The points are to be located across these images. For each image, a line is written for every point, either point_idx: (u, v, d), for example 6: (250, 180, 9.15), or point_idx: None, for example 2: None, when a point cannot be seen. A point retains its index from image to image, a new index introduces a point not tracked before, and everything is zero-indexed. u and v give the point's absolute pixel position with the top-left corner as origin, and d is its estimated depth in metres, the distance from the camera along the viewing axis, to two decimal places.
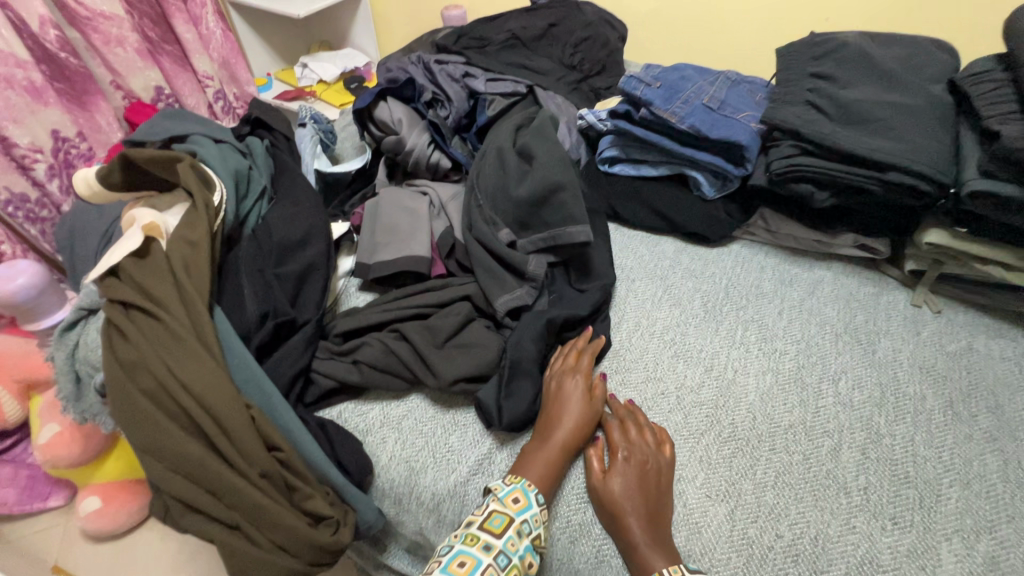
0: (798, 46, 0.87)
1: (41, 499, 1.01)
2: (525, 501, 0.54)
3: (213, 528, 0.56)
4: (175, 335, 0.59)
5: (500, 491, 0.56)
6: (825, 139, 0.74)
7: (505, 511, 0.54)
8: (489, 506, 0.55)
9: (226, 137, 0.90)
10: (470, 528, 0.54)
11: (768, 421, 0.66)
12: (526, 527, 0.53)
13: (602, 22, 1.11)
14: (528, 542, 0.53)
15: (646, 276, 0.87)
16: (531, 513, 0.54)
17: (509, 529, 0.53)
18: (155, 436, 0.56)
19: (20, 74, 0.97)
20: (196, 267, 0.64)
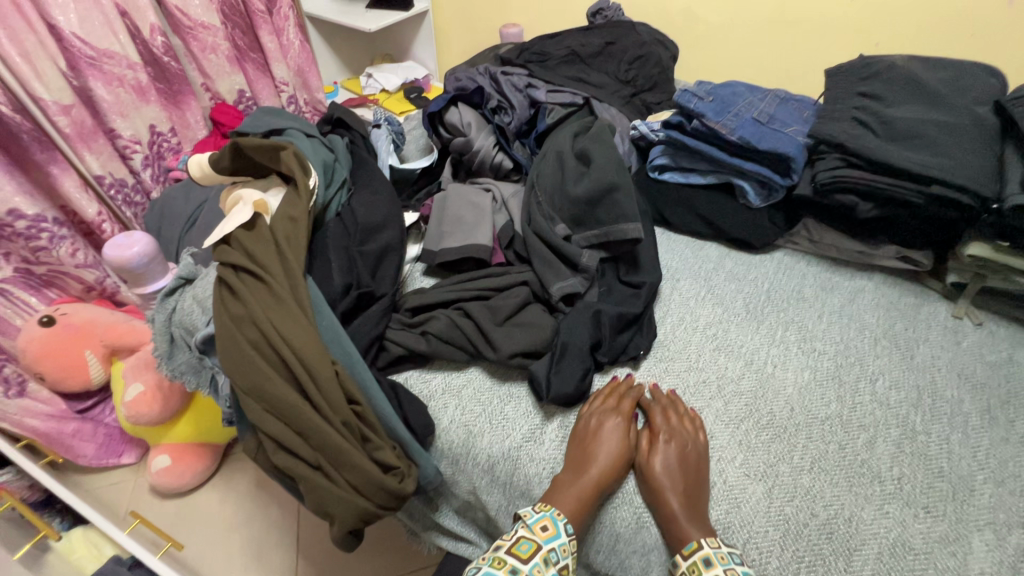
0: (847, 67, 0.90)
1: (116, 456, 1.32)
2: (553, 529, 0.58)
3: (298, 464, 0.65)
4: (278, 297, 0.70)
5: (529, 518, 0.60)
6: (870, 153, 0.76)
7: (533, 538, 0.58)
8: (517, 532, 0.59)
9: (312, 131, 0.99)
10: (498, 552, 0.58)
11: (805, 412, 0.70)
12: (554, 557, 0.57)
13: (656, 44, 1.23)
14: (554, 570, 0.57)
15: (691, 276, 0.91)
16: (558, 542, 0.58)
17: (537, 557, 0.57)
18: (258, 378, 0.66)
19: (130, 76, 1.27)
20: (295, 241, 0.75)
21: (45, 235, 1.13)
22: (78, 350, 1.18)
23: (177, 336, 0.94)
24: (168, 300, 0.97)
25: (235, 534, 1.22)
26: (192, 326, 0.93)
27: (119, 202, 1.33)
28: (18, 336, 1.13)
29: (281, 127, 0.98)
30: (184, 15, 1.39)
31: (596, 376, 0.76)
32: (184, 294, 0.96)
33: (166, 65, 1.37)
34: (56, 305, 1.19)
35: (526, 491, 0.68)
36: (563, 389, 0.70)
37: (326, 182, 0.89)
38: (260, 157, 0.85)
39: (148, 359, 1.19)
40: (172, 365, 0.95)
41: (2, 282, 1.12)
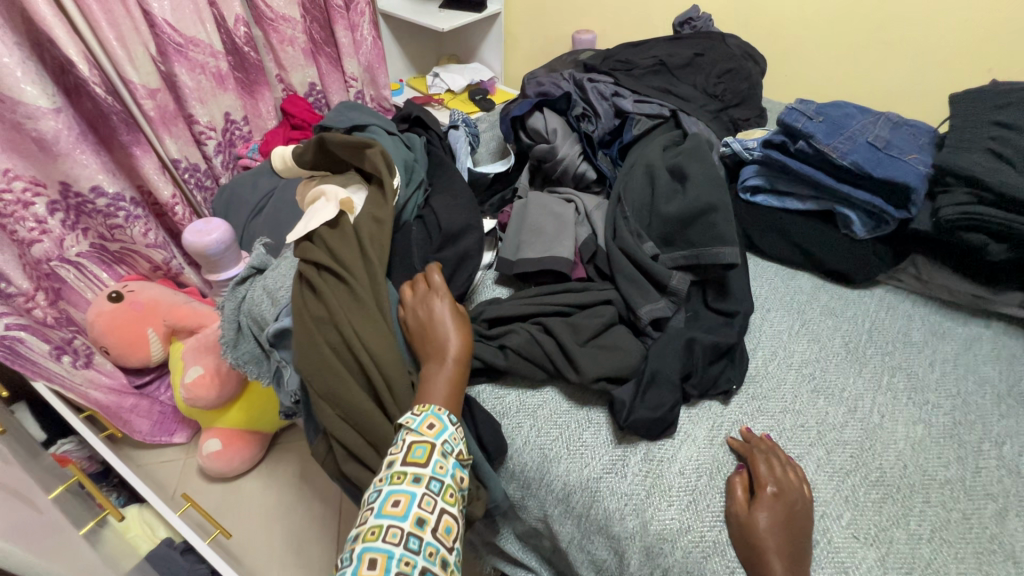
0: (976, 93, 0.83)
1: (168, 434, 1.34)
2: (441, 424, 0.58)
3: (369, 476, 0.63)
4: (360, 300, 0.68)
5: (413, 422, 0.57)
6: (1010, 189, 0.69)
7: (425, 440, 0.56)
8: (405, 440, 0.56)
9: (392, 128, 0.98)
10: (394, 467, 0.55)
11: (921, 472, 0.63)
12: (450, 446, 0.57)
13: (746, 57, 1.16)
14: (454, 459, 0.57)
15: (783, 307, 0.85)
16: (448, 432, 0.58)
17: (434, 454, 0.56)
18: (336, 382, 0.64)
19: (212, 64, 1.30)
20: (379, 243, 0.74)
21: (122, 214, 1.15)
22: (141, 328, 1.20)
23: (244, 325, 0.95)
24: (238, 288, 0.97)
25: (278, 525, 1.22)
26: (260, 317, 0.92)
27: (191, 186, 1.36)
28: (88, 310, 1.17)
29: (364, 123, 0.97)
30: (268, 7, 1.42)
31: (683, 408, 0.71)
32: (254, 283, 0.96)
33: (245, 55, 1.39)
34: (124, 282, 1.22)
35: (604, 527, 0.63)
36: (648, 421, 0.65)
37: (405, 181, 0.87)
38: (344, 152, 0.83)
39: (209, 342, 1.19)
40: (237, 354, 0.95)
41: (79, 256, 1.15)
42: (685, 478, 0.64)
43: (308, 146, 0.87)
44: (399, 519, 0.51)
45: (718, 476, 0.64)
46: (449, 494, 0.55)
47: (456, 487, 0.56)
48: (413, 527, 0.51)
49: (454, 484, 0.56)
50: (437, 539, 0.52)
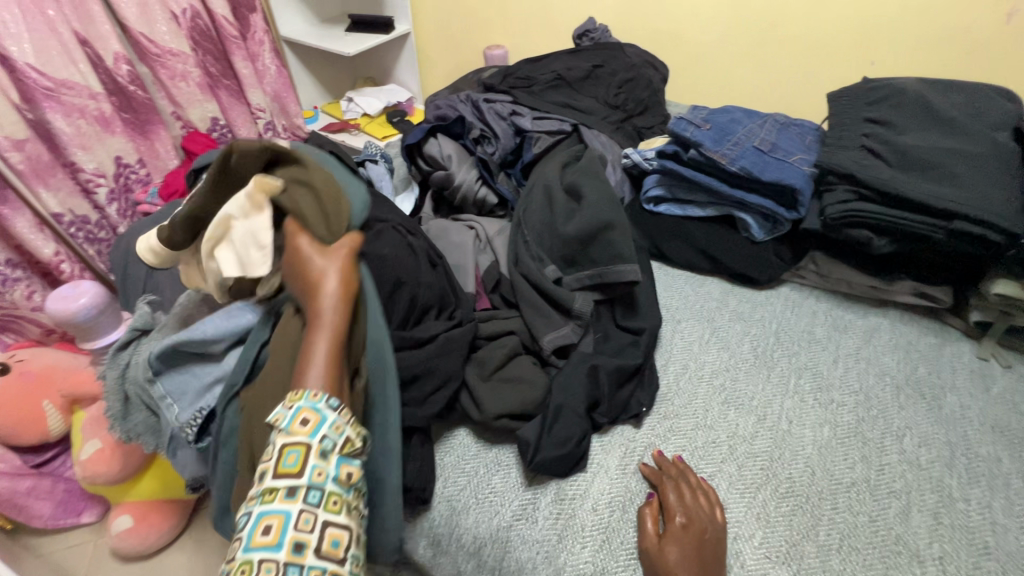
0: (850, 91, 0.85)
1: (75, 514, 1.22)
2: (316, 418, 0.50)
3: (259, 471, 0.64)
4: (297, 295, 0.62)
5: (282, 422, 0.50)
6: (885, 185, 0.70)
7: (299, 442, 0.49)
8: (276, 446, 0.49)
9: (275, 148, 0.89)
10: (265, 481, 0.48)
11: (828, 477, 0.63)
12: (329, 444, 0.50)
13: (645, 65, 1.17)
14: (337, 456, 0.50)
15: (693, 316, 0.84)
16: (327, 424, 0.50)
17: (309, 459, 0.48)
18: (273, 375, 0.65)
19: (93, 106, 1.20)
20: (334, 215, 0.65)
21: None
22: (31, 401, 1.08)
23: (132, 396, 0.86)
24: (121, 354, 0.87)
25: None
26: (148, 384, 0.84)
27: (80, 239, 1.27)
28: None
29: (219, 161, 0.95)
30: (151, 42, 1.32)
31: (594, 436, 0.69)
32: (139, 346, 0.87)
33: (132, 95, 1.29)
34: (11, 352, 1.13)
35: None
36: (556, 460, 0.62)
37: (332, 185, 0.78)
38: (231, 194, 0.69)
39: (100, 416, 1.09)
40: (125, 427, 0.87)
41: None
42: (598, 515, 0.61)
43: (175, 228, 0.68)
44: (273, 549, 0.46)
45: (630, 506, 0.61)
46: (332, 502, 0.49)
47: (343, 489, 0.50)
48: (291, 555, 0.46)
49: (340, 489, 0.50)
50: (322, 557, 0.47)
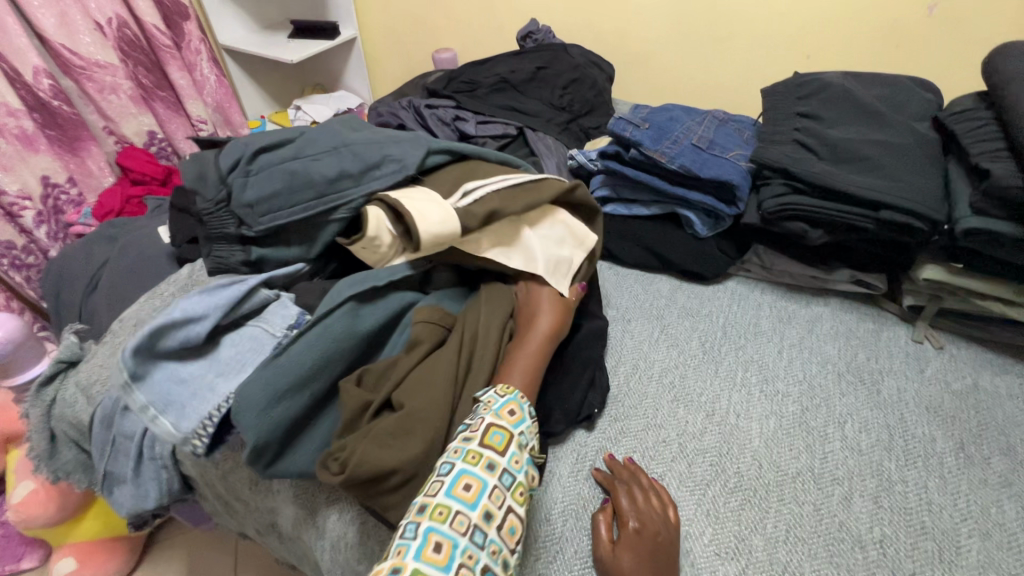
0: (783, 86, 0.87)
1: (14, 561, 1.16)
2: (520, 413, 0.56)
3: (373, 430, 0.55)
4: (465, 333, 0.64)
5: (494, 405, 0.55)
6: (816, 178, 0.71)
7: (504, 427, 0.54)
8: (450, 469, 0.49)
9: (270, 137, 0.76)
10: (470, 444, 0.51)
11: (775, 468, 0.63)
12: (526, 440, 0.54)
13: (589, 65, 1.17)
14: (525, 456, 0.54)
15: (642, 315, 0.84)
16: (486, 493, 0.49)
17: (512, 444, 0.53)
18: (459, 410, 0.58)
19: (12, 123, 1.15)
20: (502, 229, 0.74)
21: None
22: None
23: (59, 433, 0.81)
24: (45, 389, 0.81)
25: None
26: (78, 420, 0.80)
27: (7, 266, 1.21)
28: None
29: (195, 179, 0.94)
30: (74, 54, 1.25)
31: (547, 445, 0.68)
32: (67, 380, 0.82)
33: (56, 110, 1.23)
34: None
35: None
36: None
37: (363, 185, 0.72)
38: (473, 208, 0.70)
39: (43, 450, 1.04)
40: (56, 465, 0.82)
41: None
42: (551, 526, 0.60)
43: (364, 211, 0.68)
44: (468, 505, 0.48)
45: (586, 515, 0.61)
46: (518, 492, 0.51)
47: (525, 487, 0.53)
48: (481, 520, 0.48)
49: (525, 484, 0.52)
50: (501, 536, 0.48)
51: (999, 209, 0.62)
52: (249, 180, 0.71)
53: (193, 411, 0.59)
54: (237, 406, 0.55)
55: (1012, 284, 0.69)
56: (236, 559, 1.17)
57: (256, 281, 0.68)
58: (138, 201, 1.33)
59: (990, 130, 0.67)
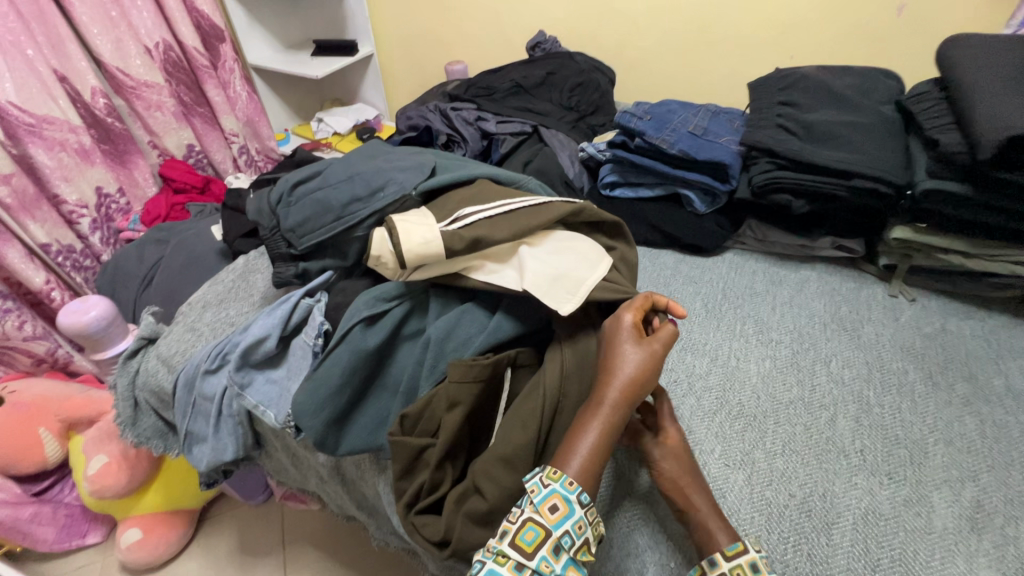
0: (766, 80, 0.99)
1: (79, 537, 1.25)
2: (565, 509, 0.53)
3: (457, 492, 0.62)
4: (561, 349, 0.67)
5: (536, 497, 0.54)
6: (797, 155, 0.83)
7: (541, 524, 0.53)
8: (524, 514, 0.54)
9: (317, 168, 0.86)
10: (502, 542, 0.53)
11: (771, 399, 0.74)
12: (569, 541, 0.52)
13: (593, 70, 1.30)
14: (568, 555, 0.52)
15: (652, 284, 0.96)
16: (571, 520, 0.53)
17: (547, 547, 0.52)
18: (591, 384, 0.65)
19: (73, 139, 1.25)
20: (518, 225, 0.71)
21: None
22: (30, 429, 1.17)
23: (142, 400, 0.92)
24: (130, 361, 0.94)
25: None
26: (159, 388, 0.90)
27: (67, 268, 1.30)
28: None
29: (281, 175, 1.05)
30: (126, 75, 1.36)
31: None
32: (148, 354, 0.94)
33: (109, 126, 1.35)
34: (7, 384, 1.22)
35: None
36: None
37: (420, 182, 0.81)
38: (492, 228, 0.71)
39: (111, 430, 1.14)
40: (138, 430, 0.93)
41: None
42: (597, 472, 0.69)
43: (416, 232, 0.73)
44: None
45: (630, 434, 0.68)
46: None
47: None
48: None
49: None
50: None
51: (948, 171, 0.74)
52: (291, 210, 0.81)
53: (274, 397, 0.79)
54: (310, 394, 0.68)
55: (971, 239, 0.79)
56: (283, 529, 1.27)
57: (297, 296, 0.82)
58: (182, 208, 1.46)
59: (942, 109, 0.78)
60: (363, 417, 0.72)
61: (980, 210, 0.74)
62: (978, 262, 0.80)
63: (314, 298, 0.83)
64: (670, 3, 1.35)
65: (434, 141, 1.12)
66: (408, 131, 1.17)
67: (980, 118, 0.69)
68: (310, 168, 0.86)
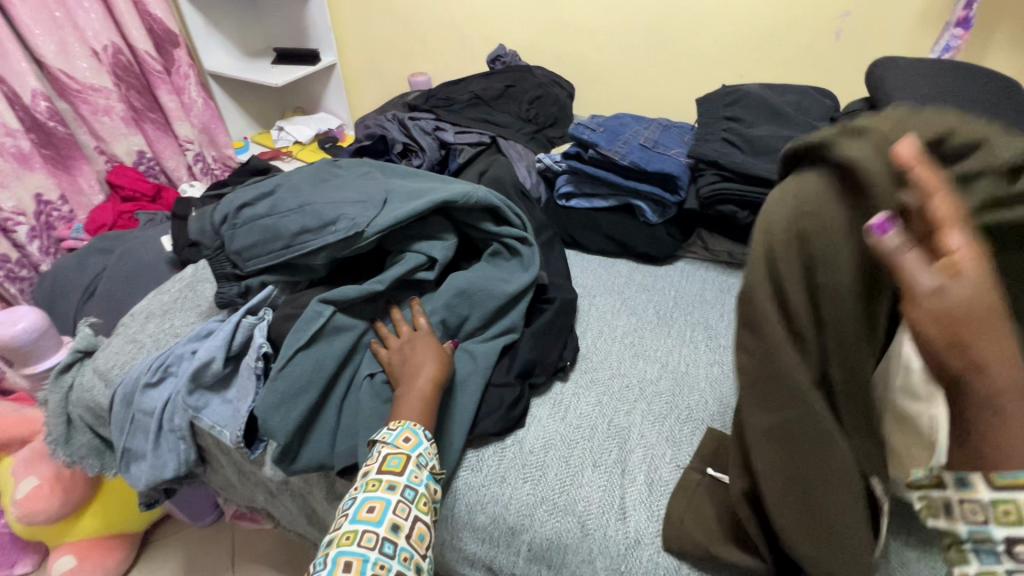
0: (713, 96, 1.03)
1: (7, 567, 1.16)
2: (416, 437, 0.62)
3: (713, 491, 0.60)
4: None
5: (389, 437, 0.61)
6: (739, 167, 0.87)
7: (400, 452, 0.60)
8: (381, 453, 0.60)
9: (271, 186, 0.83)
10: (370, 475, 0.59)
11: (719, 403, 0.76)
12: (425, 458, 0.61)
13: (551, 84, 1.32)
14: (427, 472, 0.61)
15: (606, 291, 0.97)
16: (423, 446, 0.62)
17: (410, 464, 0.60)
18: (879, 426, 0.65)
19: (10, 143, 1.20)
20: None
21: None
22: None
23: (76, 417, 0.88)
24: (64, 376, 0.89)
25: None
26: (95, 404, 0.86)
27: (1, 278, 1.25)
28: None
29: (220, 192, 1.03)
30: (71, 78, 1.31)
31: (534, 400, 0.78)
32: (83, 368, 0.89)
33: (52, 130, 1.28)
34: None
35: (472, 522, 0.68)
36: (499, 420, 0.72)
37: (381, 206, 0.78)
38: None
39: (44, 449, 1.08)
40: (71, 450, 0.88)
41: None
42: None
43: None
44: (374, 523, 0.55)
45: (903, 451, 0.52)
46: (423, 502, 0.59)
47: (429, 498, 0.60)
48: (388, 532, 0.55)
49: (428, 494, 0.60)
50: (411, 544, 0.56)
51: None
52: (237, 231, 0.79)
53: (228, 416, 0.77)
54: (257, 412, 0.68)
55: None
56: (234, 552, 1.22)
57: (238, 315, 0.79)
58: (130, 216, 1.40)
59: None
60: (312, 434, 0.70)
61: None
62: None
63: (257, 316, 0.80)
64: (626, 22, 1.40)
65: (391, 149, 1.12)
66: (365, 139, 1.16)
67: None
68: (266, 189, 0.82)
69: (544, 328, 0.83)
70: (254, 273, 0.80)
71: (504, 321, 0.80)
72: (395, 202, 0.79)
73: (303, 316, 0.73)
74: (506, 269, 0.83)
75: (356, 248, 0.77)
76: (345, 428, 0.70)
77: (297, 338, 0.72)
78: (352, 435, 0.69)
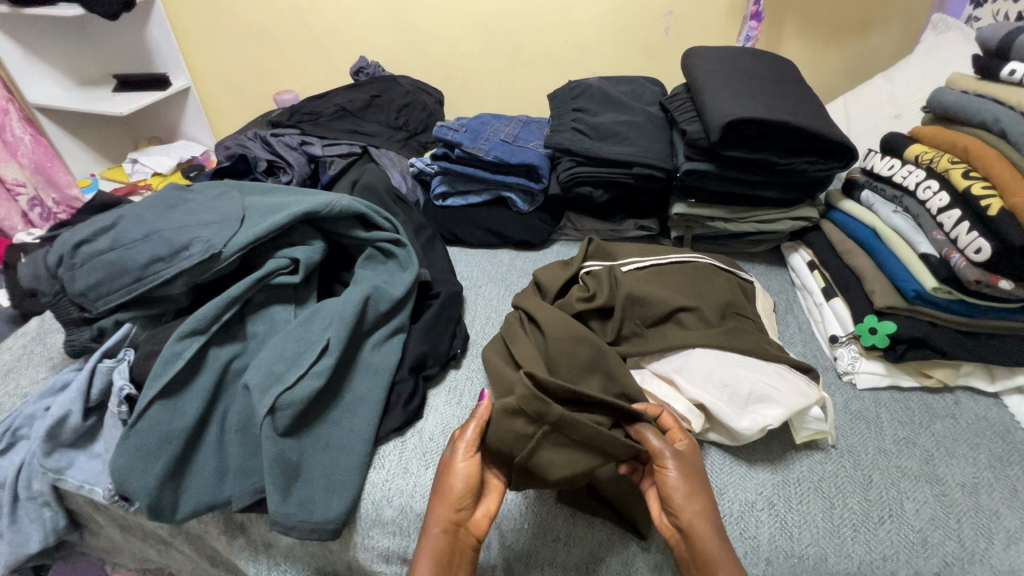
0: (562, 91, 1.12)
1: None
2: None
3: None
4: (760, 323, 0.81)
5: None
6: (588, 151, 0.96)
7: None
8: None
9: (109, 217, 0.76)
10: None
11: None
12: None
13: (418, 92, 1.36)
14: None
15: (490, 281, 1.03)
16: None
17: None
18: (767, 360, 0.73)
19: None
20: (665, 273, 0.85)
21: None
22: None
23: None
24: None
25: None
26: None
27: None
28: None
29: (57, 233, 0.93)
30: None
31: (431, 390, 0.81)
32: None
33: None
34: None
35: (380, 519, 0.69)
36: (399, 416, 0.74)
37: (240, 226, 0.77)
38: (638, 278, 0.84)
39: None
40: None
41: None
42: (736, 502, 0.66)
43: (603, 290, 0.80)
44: None
45: (740, 417, 0.66)
46: None
47: None
48: None
49: None
50: None
51: (699, 155, 0.91)
52: (71, 269, 0.72)
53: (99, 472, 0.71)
54: (126, 456, 0.63)
55: (727, 208, 0.98)
56: None
57: (93, 360, 0.72)
58: None
59: (688, 106, 0.97)
60: (195, 469, 0.67)
61: (725, 183, 0.92)
62: (736, 225, 0.98)
63: (115, 359, 0.73)
64: (482, 27, 1.47)
65: (254, 168, 1.09)
66: (226, 160, 1.12)
67: (709, 110, 0.86)
68: (104, 222, 0.75)
69: (433, 321, 0.85)
70: (105, 313, 0.74)
71: (393, 322, 0.81)
72: (253, 220, 0.78)
73: (159, 359, 0.68)
74: (384, 271, 0.85)
75: (215, 270, 0.75)
76: (231, 452, 0.68)
77: (154, 383, 0.66)
78: (244, 460, 0.68)
